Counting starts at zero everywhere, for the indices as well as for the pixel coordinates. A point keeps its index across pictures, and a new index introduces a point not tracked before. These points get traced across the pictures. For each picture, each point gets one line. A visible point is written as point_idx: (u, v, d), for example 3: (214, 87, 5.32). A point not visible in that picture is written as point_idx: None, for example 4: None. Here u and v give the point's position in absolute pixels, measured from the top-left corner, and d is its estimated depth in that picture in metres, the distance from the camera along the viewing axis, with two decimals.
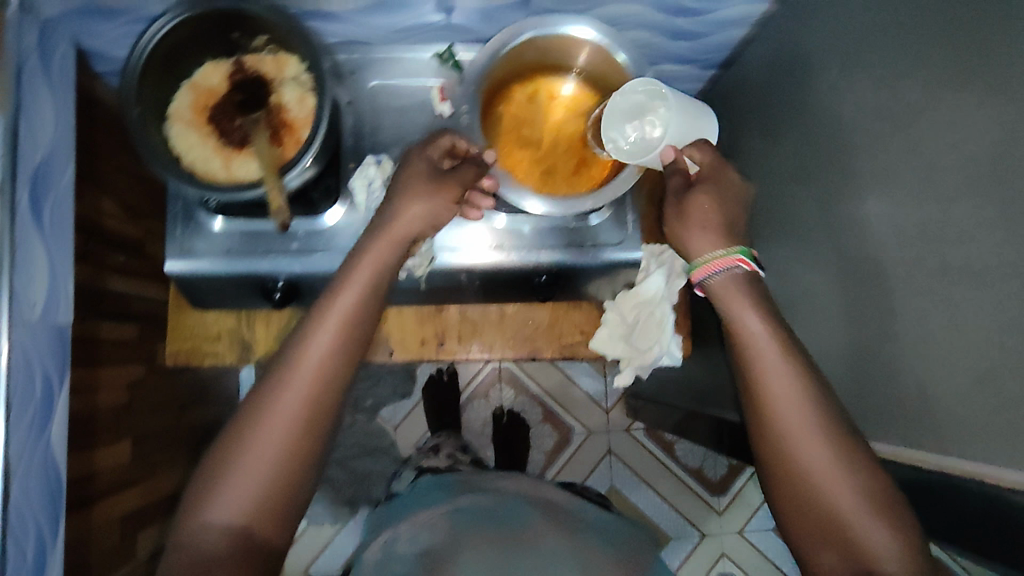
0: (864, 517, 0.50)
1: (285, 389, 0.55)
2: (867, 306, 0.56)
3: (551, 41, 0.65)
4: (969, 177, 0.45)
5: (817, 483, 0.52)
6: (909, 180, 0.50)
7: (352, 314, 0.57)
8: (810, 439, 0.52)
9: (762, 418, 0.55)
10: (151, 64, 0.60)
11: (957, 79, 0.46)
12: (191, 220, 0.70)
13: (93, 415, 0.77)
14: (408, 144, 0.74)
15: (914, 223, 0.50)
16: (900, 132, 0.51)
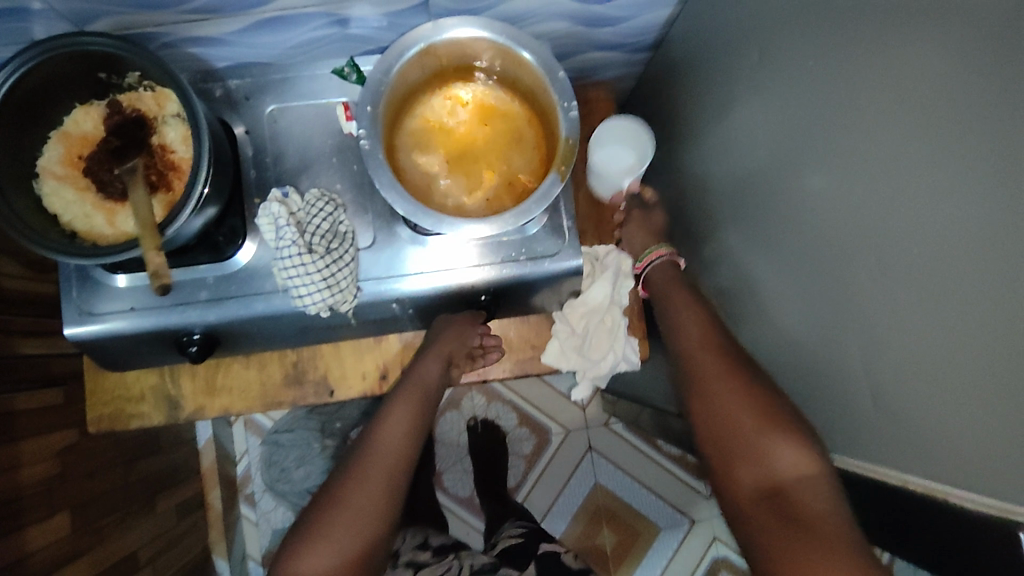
0: (769, 433, 0.57)
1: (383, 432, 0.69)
2: (829, 300, 0.52)
3: (448, 49, 0.59)
4: (926, 155, 0.41)
5: (736, 425, 0.60)
6: (860, 162, 0.47)
7: (433, 378, 0.72)
8: (720, 376, 0.62)
9: (694, 371, 0.65)
10: (3, 120, 0.54)
11: (901, 46, 0.42)
12: (87, 279, 0.64)
13: (16, 494, 0.71)
14: (317, 169, 0.68)
15: (870, 206, 0.46)
16: (849, 110, 0.47)
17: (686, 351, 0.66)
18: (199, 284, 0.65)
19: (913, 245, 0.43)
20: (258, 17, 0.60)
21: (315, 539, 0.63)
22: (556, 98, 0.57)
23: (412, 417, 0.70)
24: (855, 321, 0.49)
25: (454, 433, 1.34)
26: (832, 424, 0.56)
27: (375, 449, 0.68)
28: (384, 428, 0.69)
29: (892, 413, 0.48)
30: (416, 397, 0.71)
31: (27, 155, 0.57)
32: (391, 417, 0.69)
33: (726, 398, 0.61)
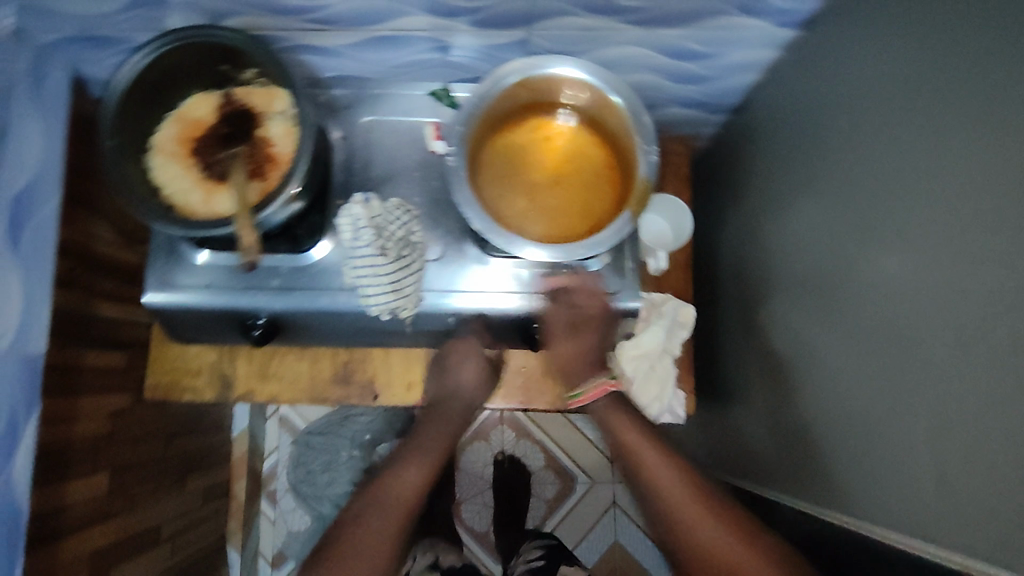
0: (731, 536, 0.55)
1: (413, 458, 0.67)
2: (890, 371, 0.51)
3: (544, 84, 0.61)
4: (1001, 238, 0.41)
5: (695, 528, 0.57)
6: (934, 238, 0.47)
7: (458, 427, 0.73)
8: (674, 480, 0.60)
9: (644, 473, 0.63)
10: (132, 95, 0.59)
11: (983, 130, 0.43)
12: (174, 252, 0.68)
13: (68, 445, 0.75)
14: (400, 181, 0.71)
15: (943, 281, 0.46)
16: (926, 186, 0.48)
17: (627, 451, 0.65)
18: (272, 271, 0.69)
19: (989, 326, 0.42)
20: (370, 32, 0.65)
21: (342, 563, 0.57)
22: (638, 141, 0.59)
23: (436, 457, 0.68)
24: (925, 399, 0.48)
25: (478, 464, 1.33)
26: (878, 507, 0.53)
27: (384, 488, 0.63)
28: (400, 471, 0.65)
29: (956, 503, 0.45)
30: (448, 436, 0.71)
31: (146, 130, 0.62)
32: (408, 462, 0.66)
33: (687, 511, 0.58)
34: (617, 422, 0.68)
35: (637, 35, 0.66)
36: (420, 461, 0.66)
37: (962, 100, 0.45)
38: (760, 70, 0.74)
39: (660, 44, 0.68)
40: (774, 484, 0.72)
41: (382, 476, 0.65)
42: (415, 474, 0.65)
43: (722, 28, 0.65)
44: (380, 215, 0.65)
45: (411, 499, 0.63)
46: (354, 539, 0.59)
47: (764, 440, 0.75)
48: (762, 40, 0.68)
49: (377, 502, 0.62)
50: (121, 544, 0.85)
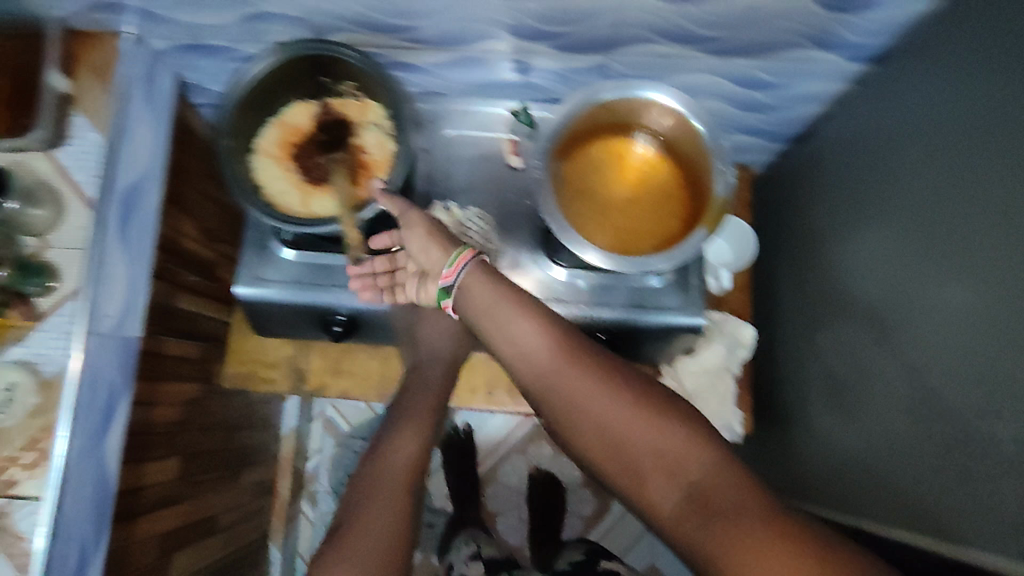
0: (645, 423, 0.51)
1: (400, 435, 0.61)
2: (973, 389, 0.53)
3: (626, 105, 0.65)
4: None
5: (602, 426, 0.52)
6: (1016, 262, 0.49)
7: (438, 402, 0.67)
8: (589, 388, 0.53)
9: (558, 385, 0.54)
10: (246, 100, 0.63)
11: None
12: (264, 248, 0.72)
13: (147, 428, 0.78)
14: (477, 192, 0.75)
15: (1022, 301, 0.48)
16: (1007, 215, 0.50)
17: (522, 356, 0.55)
18: (355, 271, 0.73)
19: None
20: (463, 52, 0.69)
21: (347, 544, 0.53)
22: (715, 162, 0.62)
23: (422, 436, 0.62)
24: (1007, 416, 0.49)
25: (514, 477, 1.35)
26: (953, 523, 0.54)
27: (384, 472, 0.58)
28: (393, 445, 0.61)
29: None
30: (426, 412, 0.65)
31: (252, 134, 0.66)
32: (400, 436, 0.62)
33: (588, 403, 0.52)
34: (482, 290, 0.57)
35: (713, 63, 0.70)
36: (405, 438, 0.61)
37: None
38: (827, 101, 0.77)
39: (733, 73, 0.71)
40: (829, 501, 0.74)
41: (379, 452, 0.61)
42: (408, 449, 0.61)
43: (795, 60, 0.68)
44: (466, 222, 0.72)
45: (407, 472, 0.59)
46: (362, 519, 0.54)
47: (820, 458, 0.76)
48: (833, 72, 0.71)
49: (371, 481, 0.57)
50: (183, 530, 0.88)
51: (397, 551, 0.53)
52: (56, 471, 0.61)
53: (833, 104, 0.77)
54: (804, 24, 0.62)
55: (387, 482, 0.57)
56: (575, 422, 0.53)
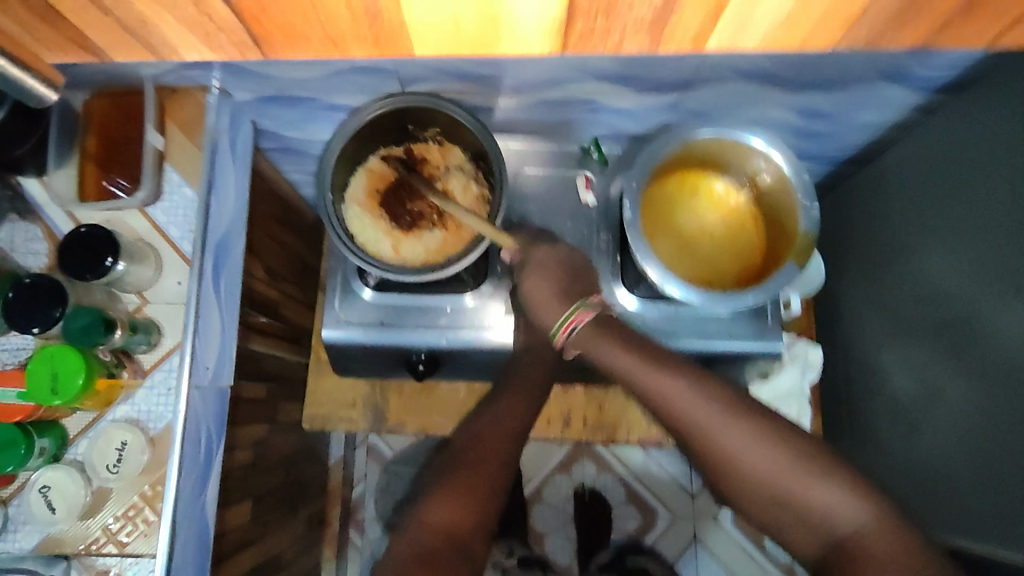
0: (793, 473, 0.55)
1: (505, 401, 0.64)
2: None
3: (709, 142, 0.68)
4: None
5: (755, 475, 0.56)
6: None
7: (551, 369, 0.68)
8: (741, 441, 0.56)
9: (707, 437, 0.57)
10: (340, 152, 0.64)
11: None
12: (347, 292, 0.73)
13: (228, 473, 0.79)
14: (552, 228, 0.76)
15: None
16: None
17: (669, 403, 0.59)
18: (439, 310, 0.74)
19: None
20: (541, 96, 0.71)
21: (439, 493, 0.58)
22: (800, 197, 0.64)
23: (526, 405, 0.65)
24: None
25: (559, 496, 1.36)
26: None
27: (485, 434, 0.62)
28: (501, 413, 0.63)
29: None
30: (533, 383, 0.66)
31: (342, 184, 0.68)
32: (505, 404, 0.64)
33: (738, 452, 0.56)
34: (612, 337, 0.62)
35: (782, 98, 0.72)
36: (509, 405, 0.64)
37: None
38: (885, 129, 0.79)
39: (800, 105, 0.74)
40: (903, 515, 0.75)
41: (480, 415, 0.64)
42: (511, 414, 0.64)
43: (862, 92, 0.71)
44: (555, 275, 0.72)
45: (509, 435, 0.62)
46: (463, 466, 0.59)
47: (892, 474, 0.78)
48: (896, 102, 0.73)
49: (473, 442, 0.61)
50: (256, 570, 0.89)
51: (497, 491, 0.59)
52: (167, 526, 0.60)
53: (892, 131, 0.80)
54: (875, 60, 0.64)
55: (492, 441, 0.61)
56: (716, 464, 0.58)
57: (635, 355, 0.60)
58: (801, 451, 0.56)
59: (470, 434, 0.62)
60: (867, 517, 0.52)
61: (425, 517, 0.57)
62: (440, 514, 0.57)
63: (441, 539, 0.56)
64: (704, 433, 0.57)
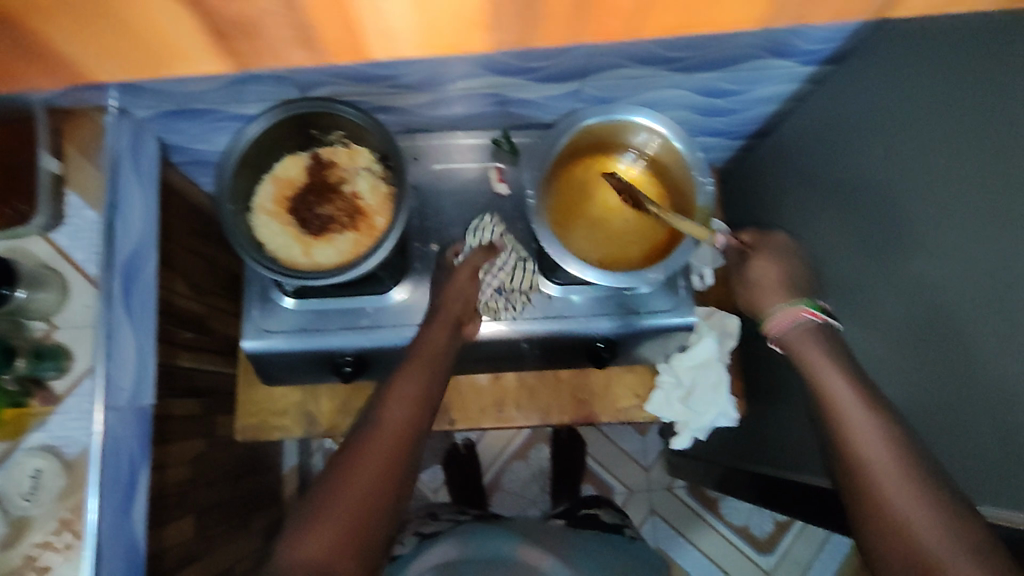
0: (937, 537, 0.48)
1: (395, 390, 0.63)
2: (929, 356, 0.58)
3: (605, 127, 0.70)
4: (1014, 247, 0.48)
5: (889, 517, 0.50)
6: (957, 241, 0.54)
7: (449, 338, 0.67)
8: (885, 465, 0.52)
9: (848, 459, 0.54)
10: (241, 161, 0.64)
11: (987, 163, 0.51)
12: (267, 301, 0.74)
13: (163, 492, 0.79)
14: (468, 222, 0.78)
15: (967, 277, 0.53)
16: (938, 207, 0.56)
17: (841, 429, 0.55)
18: (359, 312, 0.75)
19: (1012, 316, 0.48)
20: (443, 92, 0.72)
21: (316, 520, 0.57)
22: (695, 174, 0.67)
23: (420, 387, 0.63)
24: (961, 379, 0.54)
25: (518, 483, 1.37)
26: None
27: (377, 429, 0.61)
28: (385, 414, 0.61)
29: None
30: (428, 364, 0.64)
31: (249, 194, 0.67)
32: (393, 394, 0.62)
33: (880, 480, 0.52)
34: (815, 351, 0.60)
35: (678, 78, 0.74)
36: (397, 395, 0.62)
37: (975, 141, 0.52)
38: (782, 102, 0.82)
39: (697, 84, 0.76)
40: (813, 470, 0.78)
41: (374, 408, 0.63)
42: (402, 402, 0.62)
43: (752, 69, 0.73)
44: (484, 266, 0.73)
45: (403, 423, 0.61)
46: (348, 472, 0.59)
47: None
48: (787, 76, 0.76)
49: (362, 441, 0.60)
50: None
51: (388, 490, 0.59)
52: (91, 547, 0.61)
53: (789, 103, 0.83)
54: (754, 39, 0.66)
55: (371, 447, 0.60)
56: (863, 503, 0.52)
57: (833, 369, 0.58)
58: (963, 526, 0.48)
59: (361, 431, 0.61)
60: None
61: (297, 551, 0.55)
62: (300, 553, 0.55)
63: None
64: (849, 454, 0.54)
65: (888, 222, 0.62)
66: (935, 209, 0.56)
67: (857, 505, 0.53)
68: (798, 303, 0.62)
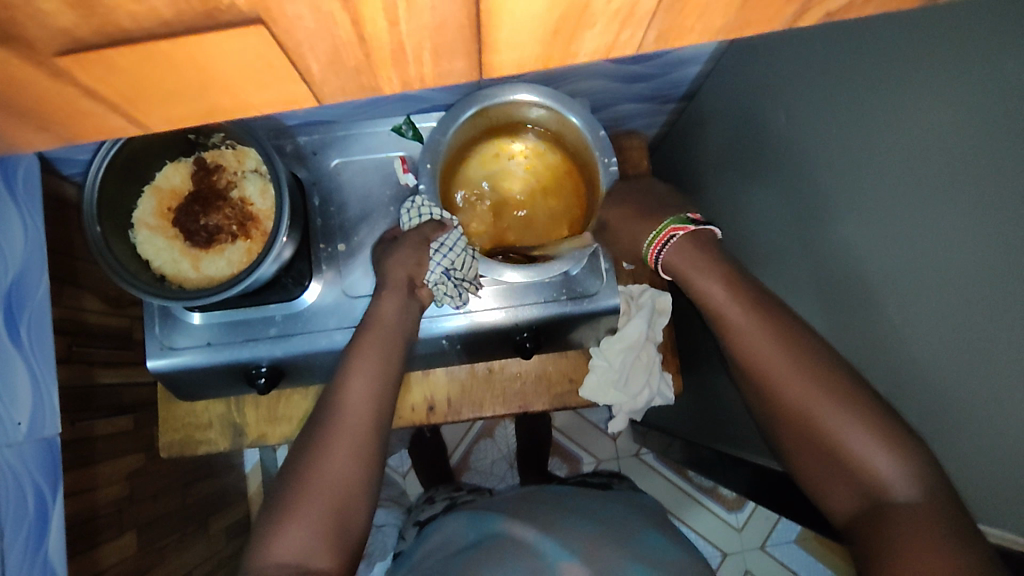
0: (847, 423, 0.48)
1: (358, 364, 0.60)
2: (853, 330, 0.55)
3: (499, 109, 0.67)
4: (928, 219, 0.44)
5: (799, 412, 0.51)
6: (874, 210, 0.50)
7: (405, 309, 0.65)
8: (781, 362, 0.52)
9: (750, 366, 0.54)
10: (109, 175, 0.59)
11: (894, 124, 0.46)
12: (169, 317, 0.70)
13: (94, 515, 0.77)
14: (376, 217, 0.74)
15: (882, 248, 0.49)
16: (856, 174, 0.52)
17: (736, 339, 0.55)
18: (268, 321, 0.71)
19: (930, 289, 0.45)
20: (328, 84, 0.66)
21: (287, 512, 0.54)
22: (598, 154, 0.66)
23: (379, 361, 0.61)
24: (885, 353, 0.51)
25: (487, 462, 1.37)
26: None
27: (341, 409, 0.58)
28: (348, 391, 0.59)
29: (948, 450, 0.47)
30: (389, 339, 0.62)
31: (126, 208, 0.63)
32: (354, 372, 0.60)
33: (781, 380, 0.52)
34: (686, 258, 0.58)
35: None
36: (358, 373, 0.59)
37: (875, 103, 0.49)
38: (704, 61, 0.77)
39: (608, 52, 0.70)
40: (756, 442, 0.76)
41: (333, 386, 0.60)
42: (363, 378, 0.60)
43: None
44: (440, 239, 0.67)
45: (366, 405, 0.59)
46: (314, 456, 0.56)
47: None
48: None
49: (327, 423, 0.58)
50: None
51: (361, 471, 0.57)
52: None
53: (712, 63, 0.78)
54: None
55: (339, 429, 0.57)
56: (769, 403, 0.53)
57: (714, 272, 0.57)
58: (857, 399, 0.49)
59: (323, 418, 0.59)
60: (914, 481, 0.45)
61: (276, 543, 0.52)
62: (284, 547, 0.52)
63: None
64: (753, 360, 0.53)
65: (811, 188, 0.59)
66: (853, 173, 0.52)
67: (768, 404, 0.53)
68: (663, 225, 0.60)
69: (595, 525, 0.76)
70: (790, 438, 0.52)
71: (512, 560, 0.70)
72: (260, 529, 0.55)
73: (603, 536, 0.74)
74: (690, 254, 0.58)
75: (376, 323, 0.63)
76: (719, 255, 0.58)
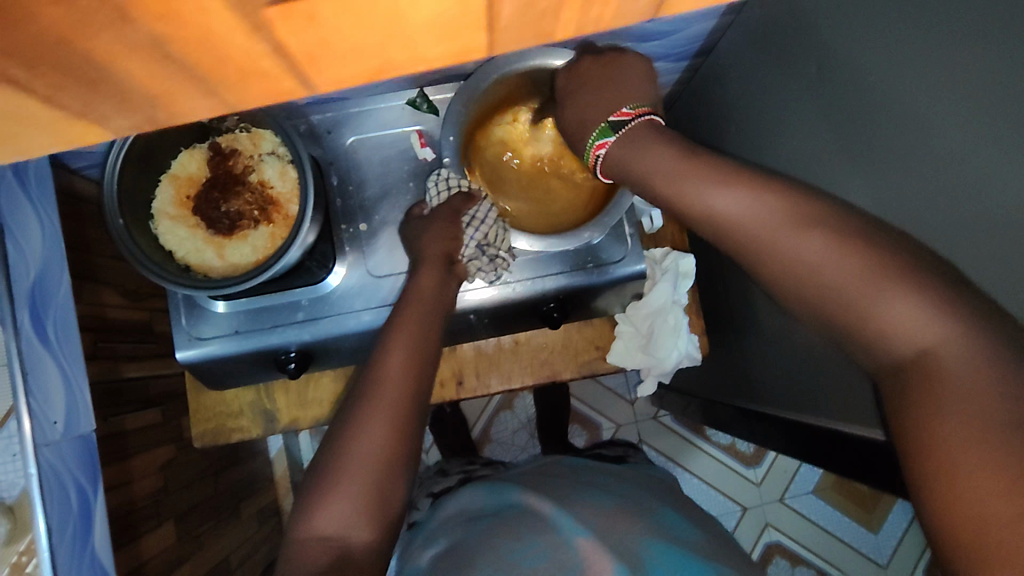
0: (870, 290, 0.42)
1: (394, 342, 0.60)
2: None
3: (515, 78, 0.66)
4: (975, 169, 0.43)
5: (814, 284, 0.44)
6: (914, 160, 0.49)
7: (436, 290, 0.64)
8: (790, 235, 0.45)
9: (755, 252, 0.48)
10: (127, 165, 0.58)
11: (934, 72, 0.45)
12: (194, 307, 0.69)
13: (132, 507, 0.78)
14: (397, 194, 0.73)
15: (925, 198, 0.49)
16: (892, 123, 0.50)
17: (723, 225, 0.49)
18: (294, 306, 0.70)
19: (981, 237, 0.44)
20: None
21: (327, 491, 0.54)
22: None
23: (413, 341, 0.60)
24: None
25: (507, 432, 1.38)
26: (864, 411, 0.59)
27: (377, 386, 0.58)
28: (384, 368, 0.59)
29: None
30: (423, 317, 0.62)
31: (145, 200, 0.62)
32: (391, 349, 0.59)
33: (791, 251, 0.45)
34: (654, 142, 0.52)
35: None
36: (396, 350, 0.59)
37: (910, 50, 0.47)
38: (721, 15, 0.75)
39: None
40: (784, 399, 0.77)
41: (370, 364, 0.60)
42: (400, 355, 0.59)
43: None
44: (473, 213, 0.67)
45: (404, 385, 0.58)
46: (349, 437, 0.56)
47: None
48: None
49: (365, 399, 0.58)
50: None
51: (400, 446, 0.57)
52: None
53: (729, 15, 0.76)
54: None
55: (375, 404, 0.57)
56: (784, 288, 0.47)
57: (678, 161, 0.51)
58: (875, 257, 0.42)
59: (360, 400, 0.58)
60: (953, 347, 0.38)
61: (319, 519, 0.53)
62: (326, 522, 0.53)
63: (320, 559, 0.50)
64: (759, 247, 0.47)
65: (845, 139, 0.57)
66: (890, 123, 0.51)
67: (784, 285, 0.47)
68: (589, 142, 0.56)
69: (619, 501, 0.76)
70: (814, 317, 0.46)
71: (530, 532, 0.69)
72: (300, 508, 0.55)
73: (631, 512, 0.75)
74: (654, 146, 0.52)
75: (408, 302, 0.63)
76: (692, 146, 0.52)
